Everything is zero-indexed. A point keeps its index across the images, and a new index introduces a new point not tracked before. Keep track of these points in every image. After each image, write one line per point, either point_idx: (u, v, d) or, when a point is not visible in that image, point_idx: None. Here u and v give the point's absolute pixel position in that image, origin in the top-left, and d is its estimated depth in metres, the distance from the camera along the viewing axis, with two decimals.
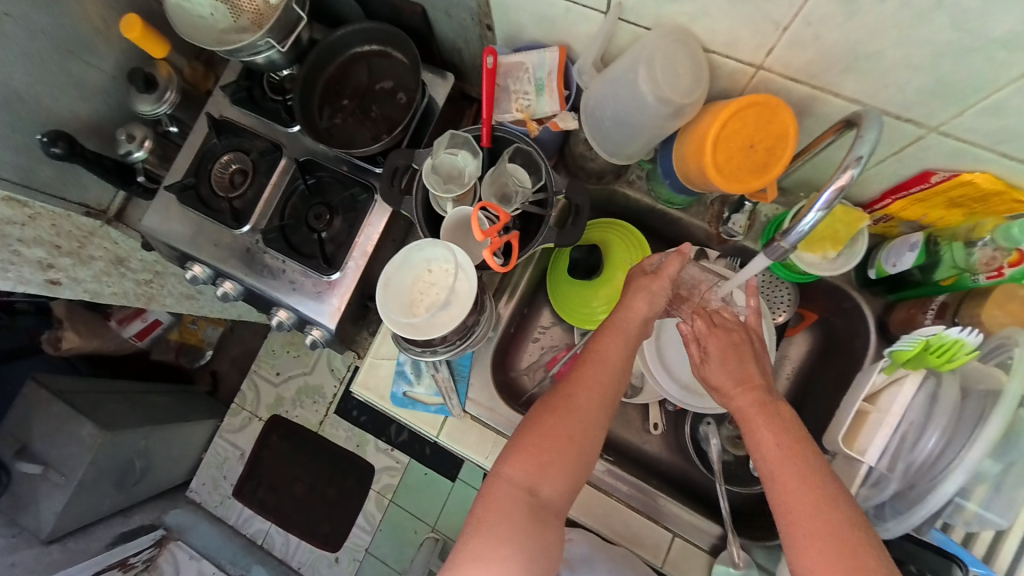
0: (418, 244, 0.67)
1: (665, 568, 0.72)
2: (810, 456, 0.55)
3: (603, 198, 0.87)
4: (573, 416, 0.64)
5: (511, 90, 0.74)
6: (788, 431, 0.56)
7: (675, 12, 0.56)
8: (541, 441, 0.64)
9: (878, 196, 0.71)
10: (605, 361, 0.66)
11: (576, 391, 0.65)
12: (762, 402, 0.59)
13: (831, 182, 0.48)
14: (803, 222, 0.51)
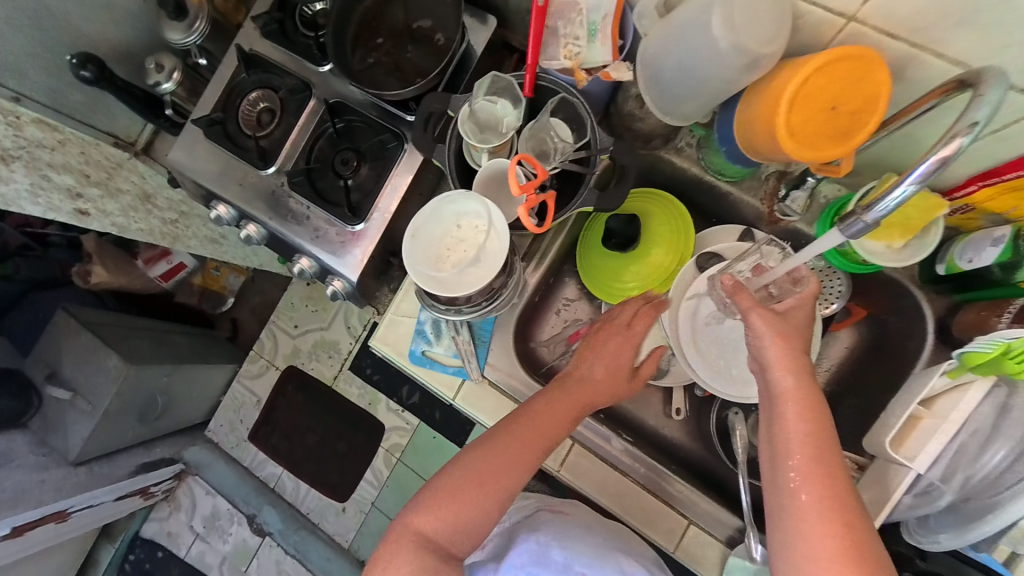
0: (450, 196, 0.63)
1: (677, 552, 0.71)
2: (853, 517, 0.49)
3: (646, 165, 0.81)
4: (506, 467, 0.65)
5: (562, 34, 0.68)
6: (831, 485, 0.51)
7: None
8: (468, 493, 0.65)
9: (962, 182, 0.63)
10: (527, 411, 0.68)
11: (509, 444, 0.66)
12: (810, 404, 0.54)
13: (934, 148, 0.41)
14: (888, 199, 0.44)
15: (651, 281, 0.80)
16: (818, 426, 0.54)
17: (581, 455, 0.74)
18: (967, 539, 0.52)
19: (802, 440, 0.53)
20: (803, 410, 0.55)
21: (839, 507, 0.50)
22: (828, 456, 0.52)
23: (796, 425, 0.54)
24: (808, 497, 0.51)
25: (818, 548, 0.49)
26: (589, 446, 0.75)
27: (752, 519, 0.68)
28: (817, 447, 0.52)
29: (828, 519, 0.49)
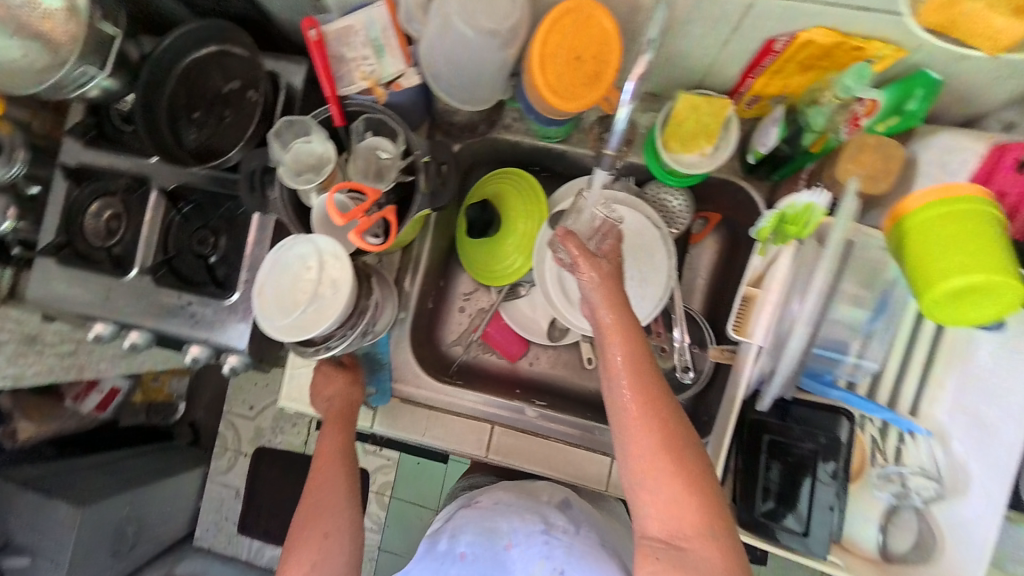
0: (282, 245, 0.62)
1: (610, 493, 0.74)
2: (672, 418, 0.51)
3: (485, 149, 0.86)
4: (333, 495, 0.68)
5: (351, 58, 0.72)
6: (649, 395, 0.52)
7: None
8: (314, 533, 0.64)
9: (740, 78, 0.70)
10: (323, 452, 0.71)
11: (322, 471, 0.69)
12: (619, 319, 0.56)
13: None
14: None
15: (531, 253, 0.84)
16: (631, 345, 0.54)
17: (503, 435, 0.75)
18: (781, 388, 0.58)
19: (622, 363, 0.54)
20: (612, 327, 0.56)
21: (660, 416, 0.51)
22: (645, 367, 0.54)
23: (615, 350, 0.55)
24: (633, 415, 0.51)
25: (635, 448, 0.51)
26: (508, 423, 0.76)
27: None
28: (634, 362, 0.53)
29: (650, 435, 0.50)
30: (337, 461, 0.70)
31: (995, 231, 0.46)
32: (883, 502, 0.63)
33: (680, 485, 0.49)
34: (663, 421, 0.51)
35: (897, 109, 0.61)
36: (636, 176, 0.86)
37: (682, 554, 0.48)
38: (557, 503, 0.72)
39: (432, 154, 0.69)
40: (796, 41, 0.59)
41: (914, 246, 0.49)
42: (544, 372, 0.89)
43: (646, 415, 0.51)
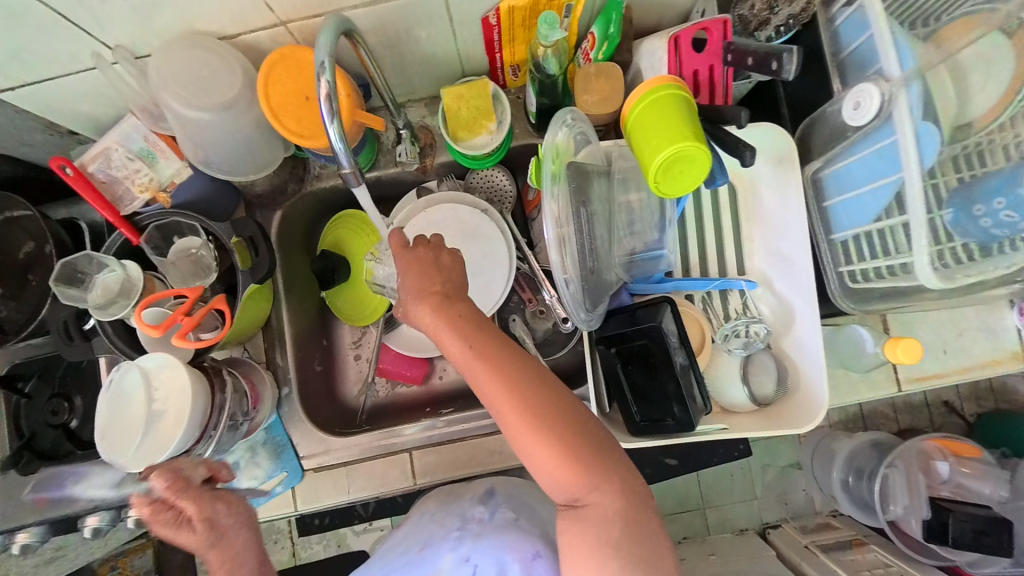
0: (106, 384, 0.60)
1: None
2: (538, 397, 0.54)
3: (310, 204, 0.85)
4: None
5: (122, 176, 0.70)
6: (511, 384, 0.54)
7: (164, 20, 0.56)
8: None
9: (489, 56, 0.76)
10: (217, 544, 0.58)
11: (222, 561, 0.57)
12: (462, 331, 0.57)
13: (318, 98, 0.48)
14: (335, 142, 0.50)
15: None
16: (482, 345, 0.56)
17: (423, 455, 0.78)
18: (601, 313, 0.61)
19: (481, 373, 0.55)
20: (458, 344, 0.56)
21: (527, 403, 0.54)
22: (499, 360, 0.56)
23: (471, 363, 0.56)
24: (507, 415, 0.54)
25: (521, 441, 0.54)
26: (423, 443, 0.78)
27: None
28: (487, 359, 0.55)
29: (524, 427, 0.54)
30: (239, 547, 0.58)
31: (688, 110, 0.52)
32: (734, 357, 0.67)
33: (558, 454, 0.53)
34: (530, 406, 0.54)
35: (608, 36, 0.66)
36: (457, 171, 0.88)
37: (580, 514, 0.54)
38: (478, 496, 0.71)
39: (235, 231, 0.69)
40: (501, 11, 0.65)
41: (638, 140, 0.54)
42: (455, 380, 0.88)
43: (516, 413, 0.54)
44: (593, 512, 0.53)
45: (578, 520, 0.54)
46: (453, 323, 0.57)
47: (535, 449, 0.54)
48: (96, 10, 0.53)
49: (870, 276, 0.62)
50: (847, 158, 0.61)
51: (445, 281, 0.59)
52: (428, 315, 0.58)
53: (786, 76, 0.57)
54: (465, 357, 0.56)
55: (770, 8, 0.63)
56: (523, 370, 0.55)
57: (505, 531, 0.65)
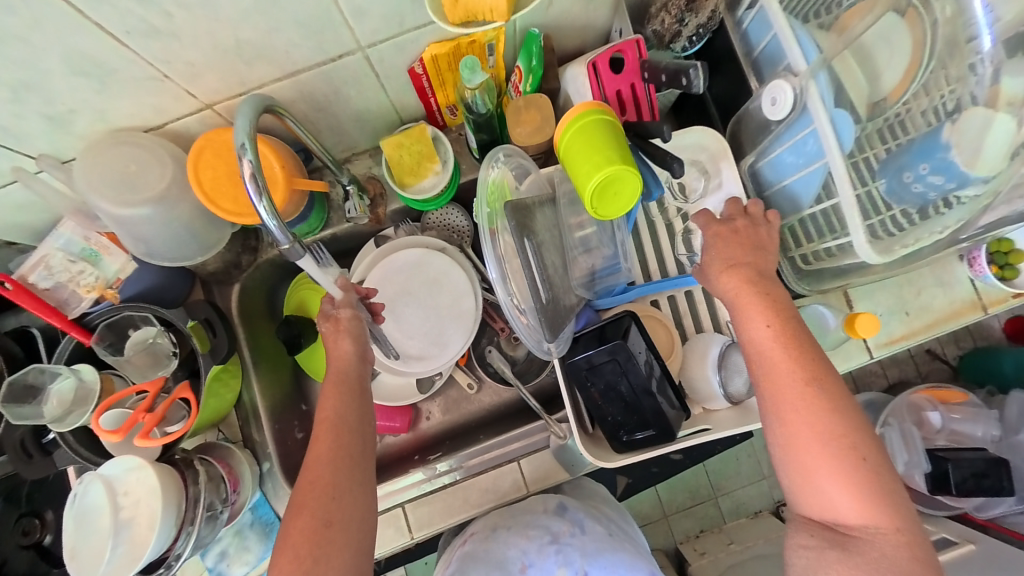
0: (72, 496, 0.58)
1: (532, 489, 0.78)
2: (839, 420, 0.51)
3: (269, 270, 0.84)
4: (343, 446, 0.58)
5: (66, 280, 0.68)
6: (824, 390, 0.52)
7: (84, 125, 0.56)
8: (308, 525, 0.54)
9: (423, 102, 0.77)
10: (321, 418, 0.60)
11: (324, 438, 0.58)
12: (757, 287, 0.56)
13: (243, 178, 0.48)
14: (267, 219, 0.50)
15: None
16: (799, 342, 0.53)
17: (416, 508, 0.76)
18: (566, 337, 0.63)
19: (765, 337, 0.54)
20: (728, 281, 0.58)
21: (825, 393, 0.51)
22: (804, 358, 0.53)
23: (757, 325, 0.55)
24: (802, 419, 0.51)
25: (795, 420, 0.51)
26: (417, 495, 0.77)
27: (546, 416, 0.76)
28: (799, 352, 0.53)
29: (809, 423, 0.51)
30: (338, 414, 0.60)
31: (613, 133, 0.53)
32: (711, 355, 0.66)
33: (844, 471, 0.49)
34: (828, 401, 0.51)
35: (532, 69, 0.67)
36: (412, 215, 0.88)
37: (853, 542, 0.49)
38: (547, 507, 0.72)
39: (189, 316, 0.68)
40: (425, 61, 0.67)
41: (571, 169, 0.55)
42: (439, 423, 0.88)
43: (810, 410, 0.51)
44: (873, 523, 0.49)
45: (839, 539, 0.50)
46: (741, 269, 0.58)
47: (806, 434, 0.51)
48: (8, 127, 0.53)
49: (823, 256, 0.63)
50: (776, 149, 0.63)
51: (744, 248, 0.59)
52: (715, 250, 0.60)
53: (696, 90, 0.60)
54: (779, 353, 0.53)
55: (679, 21, 0.66)
56: (816, 356, 0.53)
57: (611, 547, 0.70)
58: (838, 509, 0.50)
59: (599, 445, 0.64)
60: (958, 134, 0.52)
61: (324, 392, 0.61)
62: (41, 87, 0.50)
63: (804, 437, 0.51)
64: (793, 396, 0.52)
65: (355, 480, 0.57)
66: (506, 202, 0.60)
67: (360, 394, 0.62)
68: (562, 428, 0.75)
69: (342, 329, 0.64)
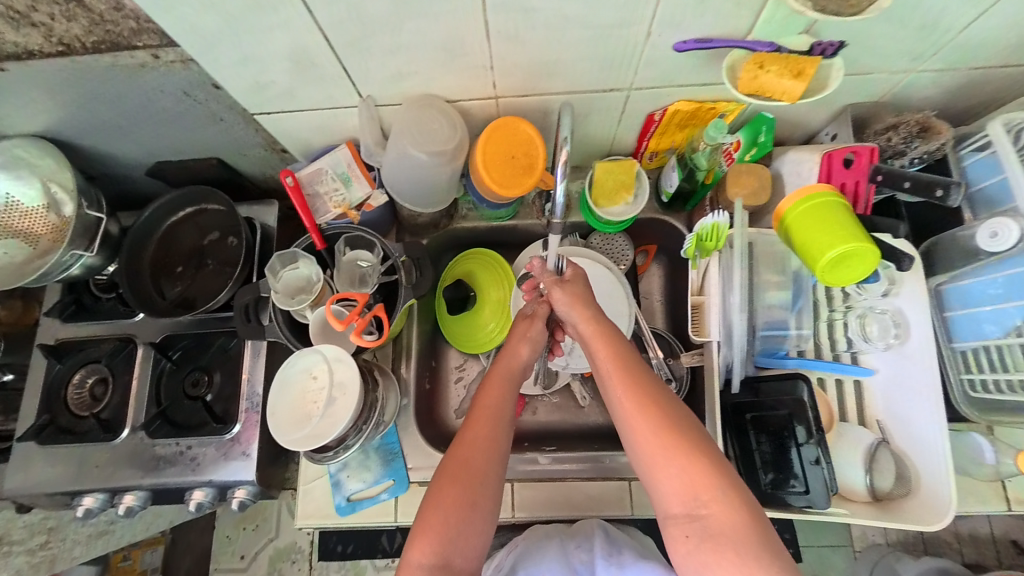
0: (289, 362, 0.67)
1: (635, 512, 0.79)
2: (653, 393, 0.59)
3: (448, 239, 0.98)
4: (495, 433, 0.62)
5: (323, 192, 0.82)
6: (651, 398, 0.58)
7: (412, 84, 0.71)
8: (454, 496, 0.57)
9: (637, 143, 0.89)
10: (480, 405, 0.64)
11: (483, 422, 0.63)
12: (597, 340, 0.66)
13: (558, 162, 0.58)
14: (558, 195, 0.59)
15: (502, 316, 0.92)
16: (631, 360, 0.63)
17: (522, 488, 0.80)
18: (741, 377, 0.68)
19: (608, 359, 0.63)
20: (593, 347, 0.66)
21: (647, 396, 0.59)
22: (640, 376, 0.61)
23: (600, 353, 0.64)
24: (630, 406, 0.59)
25: (637, 419, 0.58)
26: (523, 476, 0.81)
27: None
28: (626, 366, 0.62)
29: (646, 406, 0.58)
30: (497, 404, 0.64)
31: (854, 218, 0.60)
32: (861, 446, 0.70)
33: (684, 463, 0.54)
34: (654, 403, 0.58)
35: (758, 143, 0.79)
36: (580, 231, 1.00)
37: (700, 519, 0.52)
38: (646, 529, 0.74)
39: (408, 252, 0.79)
40: (669, 110, 0.78)
41: (805, 234, 0.61)
42: (541, 421, 0.92)
43: (637, 407, 0.58)
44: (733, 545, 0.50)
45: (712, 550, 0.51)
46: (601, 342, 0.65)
47: (640, 420, 0.57)
48: (370, 69, 0.68)
49: (991, 388, 0.67)
50: (972, 278, 0.69)
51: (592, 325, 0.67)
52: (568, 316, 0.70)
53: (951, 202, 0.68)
54: (607, 361, 0.63)
55: (906, 142, 0.74)
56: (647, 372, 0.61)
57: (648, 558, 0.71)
58: (675, 497, 0.54)
59: None
60: None
61: (488, 381, 0.68)
62: (414, 49, 0.65)
63: (639, 430, 0.57)
64: (632, 395, 0.59)
65: (498, 473, 0.60)
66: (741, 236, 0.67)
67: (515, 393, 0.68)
68: None
69: (527, 337, 0.72)
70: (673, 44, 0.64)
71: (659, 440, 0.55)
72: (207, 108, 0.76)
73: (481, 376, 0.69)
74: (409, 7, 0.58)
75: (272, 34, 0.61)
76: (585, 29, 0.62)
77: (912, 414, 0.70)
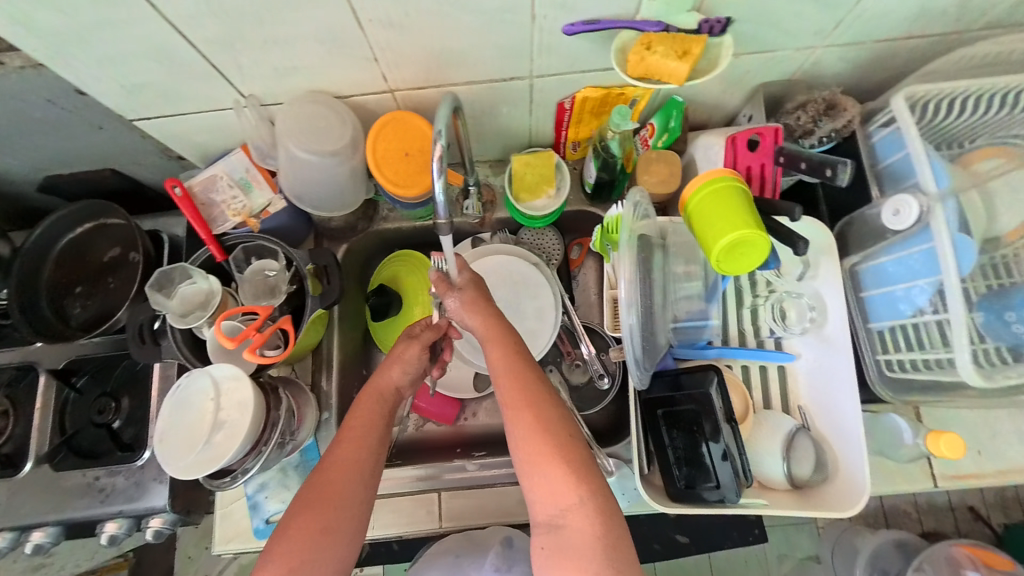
0: (178, 385, 0.63)
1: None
2: (534, 398, 0.57)
3: (376, 241, 0.94)
4: (359, 461, 0.60)
5: (221, 200, 0.78)
6: (540, 417, 0.56)
7: (297, 80, 0.67)
8: (307, 528, 0.56)
9: (556, 133, 0.85)
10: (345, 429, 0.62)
11: (346, 451, 0.61)
12: (490, 336, 0.63)
13: (432, 157, 0.54)
14: (438, 194, 0.56)
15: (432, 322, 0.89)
16: (518, 360, 0.60)
17: (452, 497, 0.78)
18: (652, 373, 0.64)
19: (497, 356, 0.61)
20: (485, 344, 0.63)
21: (537, 413, 0.56)
22: (526, 381, 0.58)
23: (491, 350, 0.61)
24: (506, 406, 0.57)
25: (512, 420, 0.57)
26: (453, 486, 0.79)
27: (597, 448, 0.78)
28: (522, 379, 0.58)
29: (522, 410, 0.56)
30: (365, 431, 0.62)
31: (751, 202, 0.58)
32: (783, 432, 0.67)
33: (550, 472, 0.54)
34: (541, 422, 0.55)
35: (669, 128, 0.76)
36: (510, 227, 0.96)
37: (558, 528, 0.53)
38: None
39: (312, 259, 0.75)
40: (576, 99, 0.75)
41: (704, 221, 0.59)
42: (483, 424, 0.89)
43: (513, 410, 0.57)
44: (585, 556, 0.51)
45: (561, 556, 0.52)
46: (490, 340, 0.62)
47: (514, 426, 0.56)
48: (245, 65, 0.64)
49: (908, 367, 0.65)
50: (882, 256, 0.67)
51: (487, 322, 0.64)
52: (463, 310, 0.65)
53: (840, 183, 0.64)
54: (494, 356, 0.61)
55: (814, 121, 0.73)
56: (534, 373, 0.59)
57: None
58: (538, 501, 0.54)
59: (653, 486, 0.66)
60: None
61: (357, 403, 0.64)
62: (288, 43, 0.61)
63: (512, 430, 0.57)
64: (510, 397, 0.58)
65: (361, 494, 0.59)
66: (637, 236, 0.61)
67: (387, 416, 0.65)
68: (611, 462, 0.78)
69: (401, 358, 0.68)
70: (562, 27, 0.61)
71: (526, 445, 0.55)
72: (84, 115, 0.71)
73: (353, 398, 0.66)
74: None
75: (122, 31, 0.56)
76: (465, 13, 0.59)
77: (834, 402, 0.68)
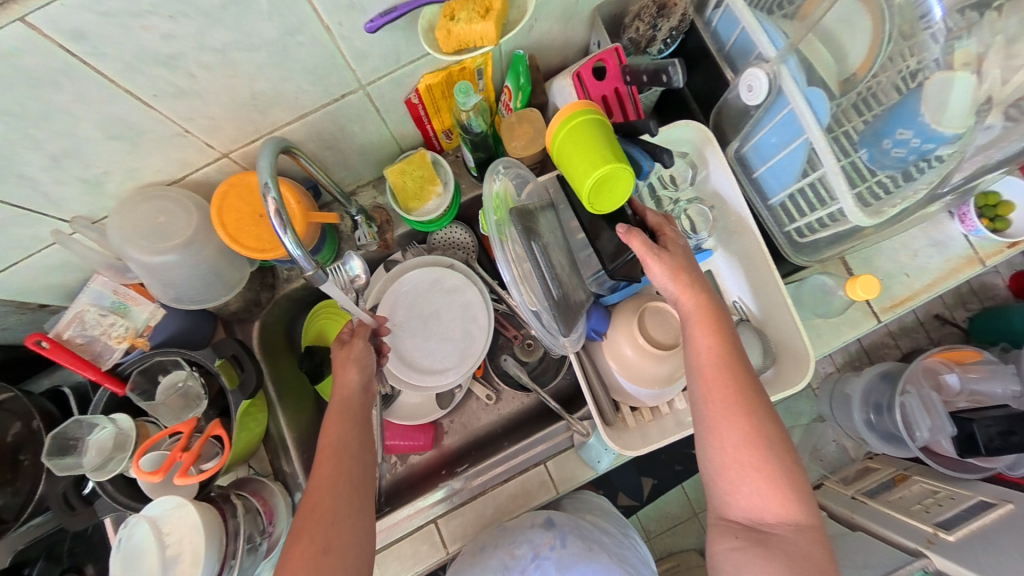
0: (117, 540, 0.59)
1: (561, 489, 0.80)
2: (745, 392, 0.57)
3: (287, 305, 0.86)
4: (344, 473, 0.60)
5: (99, 333, 0.71)
6: (727, 354, 0.59)
7: (116, 184, 0.61)
8: (307, 553, 0.55)
9: (421, 132, 0.80)
10: (324, 446, 0.62)
11: (327, 465, 0.60)
12: (708, 317, 0.60)
13: (268, 215, 0.51)
14: (292, 249, 0.53)
15: None
16: (731, 357, 0.59)
17: (449, 521, 0.78)
18: (578, 333, 0.66)
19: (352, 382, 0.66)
20: (689, 307, 0.60)
21: (749, 408, 0.57)
22: (738, 373, 0.58)
23: (350, 373, 0.66)
24: (705, 359, 0.59)
25: (704, 375, 0.59)
26: (447, 509, 0.79)
27: (567, 415, 0.79)
28: (731, 371, 0.58)
29: (717, 379, 0.58)
30: (341, 440, 0.62)
31: (606, 133, 0.57)
32: None
33: (744, 440, 0.56)
34: (744, 397, 0.57)
35: (521, 86, 0.71)
36: (418, 237, 0.91)
37: (767, 539, 0.53)
38: (539, 523, 0.73)
39: (217, 354, 0.71)
40: (420, 91, 0.69)
41: (567, 167, 0.58)
42: (463, 436, 0.90)
43: (705, 363, 0.59)
44: (778, 515, 0.54)
45: (758, 543, 0.53)
46: (710, 326, 0.60)
47: (709, 387, 0.58)
48: (49, 192, 0.57)
49: (816, 227, 0.66)
50: (758, 132, 0.67)
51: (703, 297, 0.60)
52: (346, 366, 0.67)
53: (676, 85, 0.66)
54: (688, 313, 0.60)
55: (653, 26, 0.72)
56: (752, 390, 0.58)
57: (587, 558, 0.70)
58: (754, 506, 0.55)
59: (623, 433, 0.68)
60: (929, 102, 0.53)
61: (328, 420, 0.64)
62: (80, 153, 0.54)
63: (706, 390, 0.58)
64: (711, 357, 0.59)
65: (361, 508, 0.59)
66: (510, 210, 0.62)
67: (363, 422, 0.65)
68: (585, 425, 0.78)
69: (350, 358, 0.67)
70: (364, 26, 0.55)
71: (727, 423, 0.56)
72: None
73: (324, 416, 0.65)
74: (19, 117, 0.48)
75: None
76: (252, 51, 0.52)
77: (761, 285, 0.70)
